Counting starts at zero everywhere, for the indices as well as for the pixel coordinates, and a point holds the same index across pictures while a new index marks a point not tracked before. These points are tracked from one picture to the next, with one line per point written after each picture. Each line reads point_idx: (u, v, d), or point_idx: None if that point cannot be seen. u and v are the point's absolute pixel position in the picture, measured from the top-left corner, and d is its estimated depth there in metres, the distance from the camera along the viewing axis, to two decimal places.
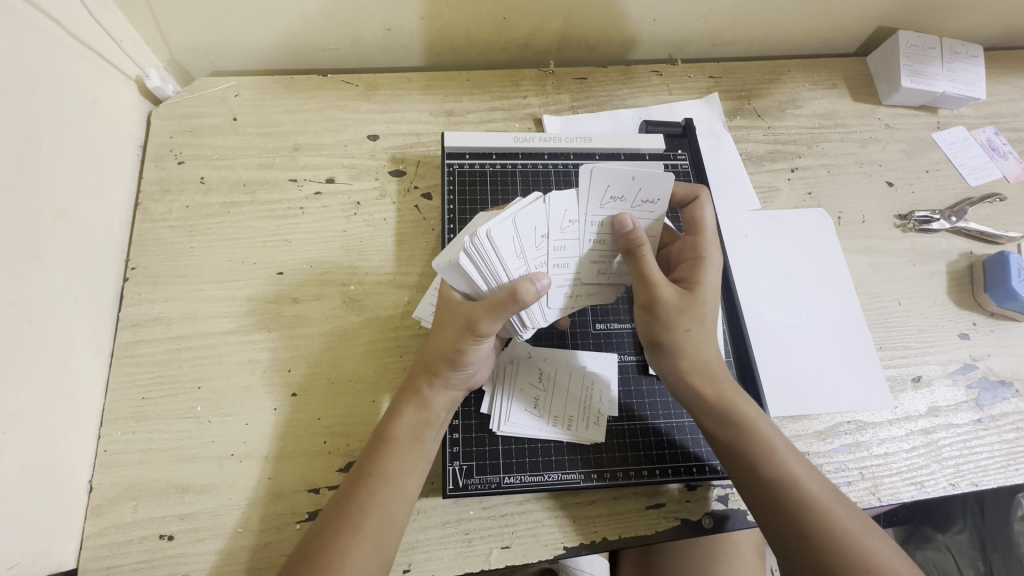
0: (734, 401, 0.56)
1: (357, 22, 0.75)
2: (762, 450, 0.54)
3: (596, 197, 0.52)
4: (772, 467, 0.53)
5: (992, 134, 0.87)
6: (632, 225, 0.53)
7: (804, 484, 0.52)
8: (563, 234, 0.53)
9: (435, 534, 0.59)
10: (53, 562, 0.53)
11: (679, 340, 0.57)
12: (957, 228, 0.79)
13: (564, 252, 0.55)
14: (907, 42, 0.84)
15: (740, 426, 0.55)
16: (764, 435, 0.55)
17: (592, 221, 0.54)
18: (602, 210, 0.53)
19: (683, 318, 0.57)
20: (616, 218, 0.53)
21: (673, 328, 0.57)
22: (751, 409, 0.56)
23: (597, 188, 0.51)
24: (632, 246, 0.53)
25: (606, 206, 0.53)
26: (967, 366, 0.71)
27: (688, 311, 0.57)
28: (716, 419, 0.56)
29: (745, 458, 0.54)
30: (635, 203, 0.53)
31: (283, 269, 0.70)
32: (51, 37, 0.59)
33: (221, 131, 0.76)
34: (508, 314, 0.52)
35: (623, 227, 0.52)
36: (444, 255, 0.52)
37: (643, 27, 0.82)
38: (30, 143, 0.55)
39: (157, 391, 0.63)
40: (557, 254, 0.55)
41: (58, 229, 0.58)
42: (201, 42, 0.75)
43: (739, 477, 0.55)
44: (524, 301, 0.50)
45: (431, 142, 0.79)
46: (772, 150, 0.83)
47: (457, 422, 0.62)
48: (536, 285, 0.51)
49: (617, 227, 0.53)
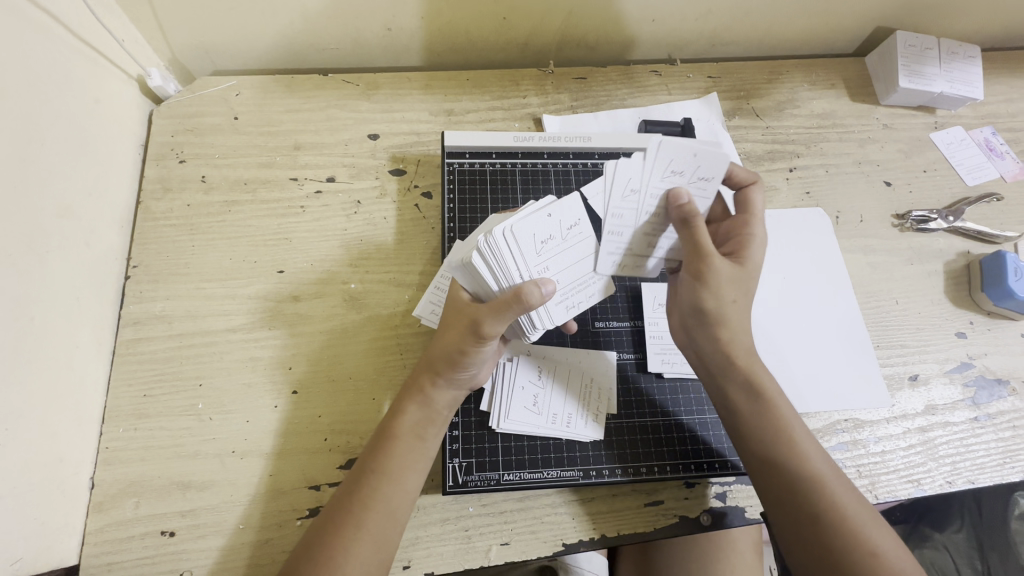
0: (759, 376, 0.56)
1: (358, 22, 0.76)
2: (779, 428, 0.54)
3: (659, 168, 0.55)
4: (785, 447, 0.54)
5: (989, 134, 0.87)
6: (688, 197, 0.54)
7: (816, 466, 0.53)
8: (622, 202, 0.55)
9: (435, 531, 0.59)
10: (55, 557, 0.54)
11: (726, 309, 0.56)
12: (955, 227, 0.80)
13: (621, 220, 0.56)
14: (906, 43, 0.84)
15: (762, 402, 0.56)
16: (780, 414, 0.55)
17: (651, 193, 0.55)
18: (662, 181, 0.55)
19: (733, 289, 0.56)
20: (673, 191, 0.55)
21: (720, 298, 0.56)
22: (774, 387, 0.56)
23: (661, 160, 0.54)
24: (688, 216, 0.54)
25: (666, 179, 0.55)
26: (964, 365, 0.72)
27: (737, 283, 0.56)
28: (737, 397, 0.57)
29: (760, 436, 0.55)
30: (692, 179, 0.56)
31: (284, 268, 0.70)
32: (54, 36, 0.59)
33: (222, 130, 0.76)
34: (512, 316, 0.52)
35: (678, 199, 0.54)
36: (457, 255, 0.53)
37: (642, 27, 0.83)
38: (32, 142, 0.56)
39: (159, 388, 0.63)
40: (613, 223, 0.56)
41: (60, 227, 0.58)
42: (202, 42, 0.75)
43: (752, 457, 0.55)
44: (529, 303, 0.50)
45: (432, 141, 0.79)
46: (771, 149, 0.84)
47: (457, 419, 0.63)
48: (541, 289, 0.50)
49: (671, 200, 0.55)
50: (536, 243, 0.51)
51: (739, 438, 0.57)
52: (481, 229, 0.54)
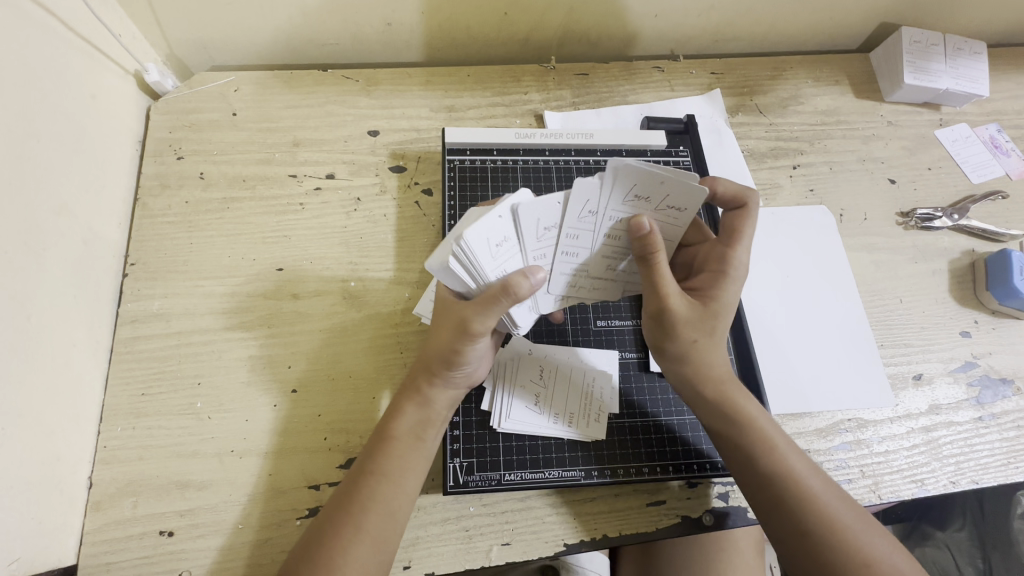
0: (735, 399, 0.56)
1: (357, 17, 0.75)
2: (765, 448, 0.54)
3: (620, 192, 0.49)
4: (773, 465, 0.53)
5: (994, 131, 0.86)
6: (649, 228, 0.50)
7: (806, 480, 0.53)
8: (578, 224, 0.51)
9: (435, 531, 0.59)
10: (52, 558, 0.53)
11: (687, 350, 0.56)
12: (960, 225, 0.79)
13: (576, 241, 0.53)
14: (911, 39, 0.84)
15: (743, 424, 0.55)
16: (763, 431, 0.55)
17: (610, 215, 0.51)
18: (622, 206, 0.51)
19: (693, 327, 0.55)
20: (634, 219, 0.51)
21: (680, 337, 0.56)
22: (753, 407, 0.56)
23: (625, 183, 0.48)
24: (645, 252, 0.51)
25: (629, 202, 0.51)
26: (968, 364, 0.71)
27: (698, 320, 0.55)
28: (717, 417, 0.56)
29: (743, 455, 0.55)
30: (659, 205, 0.51)
31: (283, 265, 0.70)
32: (49, 30, 0.59)
33: (221, 126, 0.76)
34: (501, 309, 0.51)
35: (639, 229, 0.50)
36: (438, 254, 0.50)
37: (645, 23, 0.82)
38: (28, 138, 0.55)
39: (157, 387, 0.62)
40: (569, 243, 0.53)
41: (57, 225, 0.58)
42: (200, 37, 0.75)
43: (745, 475, 0.54)
44: (518, 294, 0.49)
45: (432, 138, 0.78)
46: (775, 146, 0.83)
47: (457, 419, 0.62)
48: (530, 279, 0.50)
49: (631, 229, 0.51)
50: (492, 246, 0.48)
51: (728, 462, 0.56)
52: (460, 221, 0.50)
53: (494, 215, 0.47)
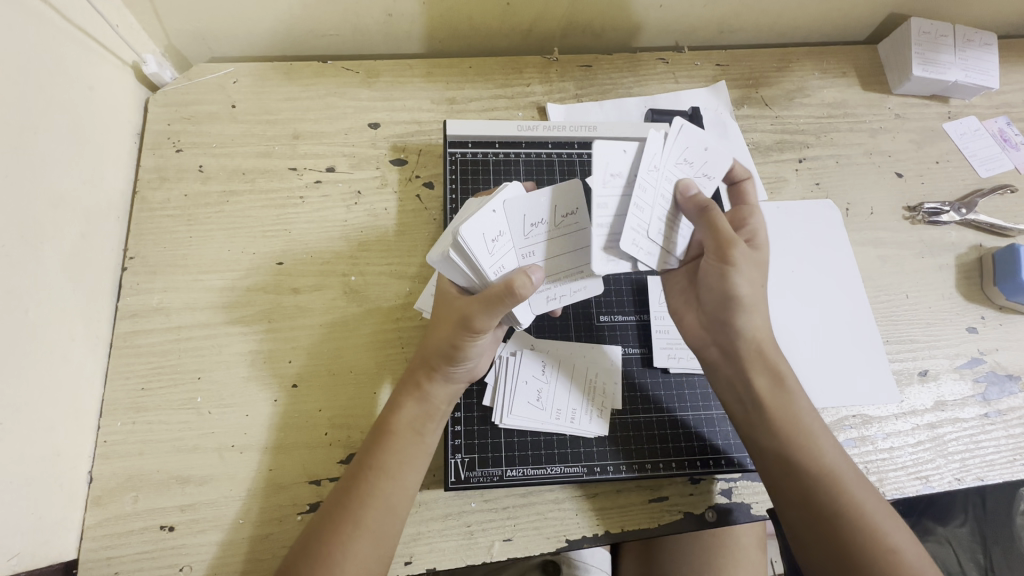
0: (782, 375, 0.55)
1: (357, 8, 0.74)
2: (797, 429, 0.54)
3: (674, 153, 0.56)
4: (806, 445, 0.53)
5: (1004, 124, 0.85)
6: (697, 187, 0.55)
7: (833, 462, 0.52)
8: (646, 176, 0.53)
9: (437, 526, 0.58)
10: (53, 552, 0.53)
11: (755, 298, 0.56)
12: (968, 220, 0.78)
13: (644, 194, 0.53)
14: (920, 30, 0.82)
15: (785, 399, 0.55)
16: (802, 411, 0.54)
17: (667, 176, 0.55)
18: (675, 169, 0.56)
19: (755, 275, 0.56)
20: (683, 180, 0.55)
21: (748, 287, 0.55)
22: (794, 385, 0.56)
23: (678, 144, 0.56)
24: (703, 205, 0.53)
25: (679, 167, 0.56)
26: (975, 360, 0.71)
27: (757, 268, 0.56)
28: (762, 387, 0.55)
29: (776, 434, 0.54)
30: (699, 174, 0.56)
31: (283, 259, 0.69)
32: (47, 22, 0.58)
33: (220, 119, 0.75)
34: (503, 309, 0.51)
35: (689, 188, 0.54)
36: (438, 250, 0.52)
37: (650, 13, 0.80)
38: (25, 130, 0.55)
39: (156, 381, 0.62)
40: (639, 195, 0.52)
41: (55, 218, 0.57)
42: (199, 28, 0.74)
43: (769, 455, 0.55)
44: (520, 295, 0.49)
45: (433, 130, 0.78)
46: (780, 140, 0.82)
47: (459, 414, 0.62)
48: (531, 278, 0.50)
49: (682, 190, 0.54)
50: (487, 241, 0.50)
51: (759, 439, 0.55)
52: (457, 220, 0.53)
53: (488, 210, 0.50)
